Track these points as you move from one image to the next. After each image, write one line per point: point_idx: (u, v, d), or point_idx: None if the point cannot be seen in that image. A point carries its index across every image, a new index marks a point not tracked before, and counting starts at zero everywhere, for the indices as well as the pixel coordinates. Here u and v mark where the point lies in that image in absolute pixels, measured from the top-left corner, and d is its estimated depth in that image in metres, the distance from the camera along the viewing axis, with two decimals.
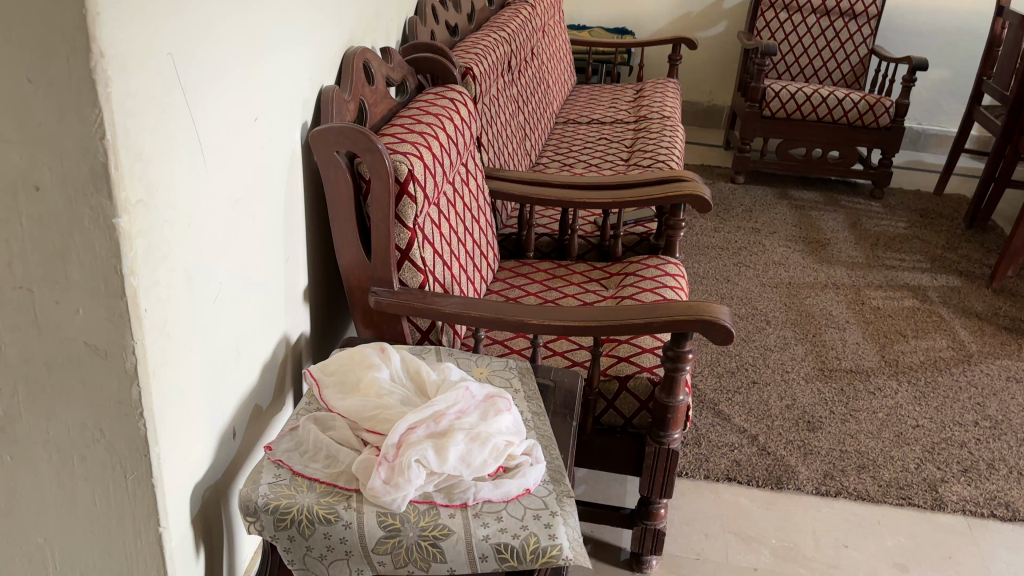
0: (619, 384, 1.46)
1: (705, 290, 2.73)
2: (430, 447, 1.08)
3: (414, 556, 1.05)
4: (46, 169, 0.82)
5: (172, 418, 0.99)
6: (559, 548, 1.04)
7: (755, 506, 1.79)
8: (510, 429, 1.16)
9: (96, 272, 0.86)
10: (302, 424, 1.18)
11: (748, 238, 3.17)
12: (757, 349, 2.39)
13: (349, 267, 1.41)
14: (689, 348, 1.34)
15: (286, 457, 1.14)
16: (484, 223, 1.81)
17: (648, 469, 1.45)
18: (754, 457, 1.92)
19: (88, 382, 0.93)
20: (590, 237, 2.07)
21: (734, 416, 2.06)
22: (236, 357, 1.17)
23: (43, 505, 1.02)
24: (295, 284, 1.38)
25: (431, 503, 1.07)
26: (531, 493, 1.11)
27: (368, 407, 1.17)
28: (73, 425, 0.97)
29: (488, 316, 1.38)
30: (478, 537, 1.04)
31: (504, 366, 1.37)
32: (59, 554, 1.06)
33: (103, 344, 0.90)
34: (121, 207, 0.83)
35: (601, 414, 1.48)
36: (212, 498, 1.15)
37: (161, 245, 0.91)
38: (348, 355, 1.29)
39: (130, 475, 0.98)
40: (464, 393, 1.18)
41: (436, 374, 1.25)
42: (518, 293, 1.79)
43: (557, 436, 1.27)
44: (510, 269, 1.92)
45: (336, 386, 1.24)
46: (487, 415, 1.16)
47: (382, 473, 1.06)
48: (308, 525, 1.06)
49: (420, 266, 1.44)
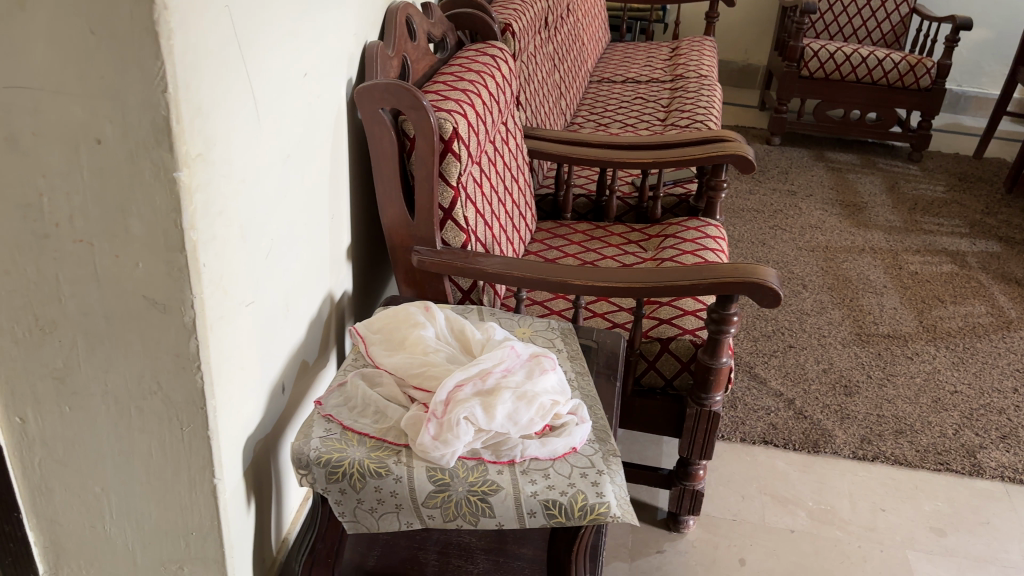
0: (661, 346, 1.45)
1: (740, 252, 2.71)
2: (478, 405, 1.10)
3: (463, 511, 1.06)
4: (107, 122, 0.82)
5: (229, 372, 1.01)
6: (607, 505, 1.05)
7: (792, 469, 1.79)
8: (556, 388, 1.17)
9: (157, 226, 0.87)
10: (349, 380, 1.20)
11: (784, 200, 3.13)
12: (794, 314, 2.37)
13: (392, 226, 1.41)
14: (734, 310, 1.33)
15: (336, 412, 1.15)
16: (524, 183, 1.80)
17: (689, 431, 1.46)
18: (790, 420, 1.92)
19: (147, 334, 0.94)
20: (628, 199, 2.05)
21: (770, 379, 2.06)
22: (285, 313, 1.18)
23: (101, 454, 1.04)
24: (339, 242, 1.38)
25: (479, 460, 1.09)
26: (577, 452, 1.12)
27: (414, 364, 1.18)
28: (130, 377, 0.98)
29: (531, 276, 1.37)
30: (526, 493, 1.05)
31: (546, 327, 1.37)
32: (116, 503, 1.08)
33: (163, 298, 0.91)
34: (182, 160, 0.84)
35: (641, 375, 1.48)
36: (262, 452, 1.18)
37: (217, 200, 0.92)
38: (393, 312, 1.30)
39: (187, 428, 1.00)
40: (509, 352, 1.19)
41: (480, 333, 1.26)
42: (557, 253, 1.78)
43: (601, 396, 1.27)
44: (547, 230, 1.91)
45: (382, 343, 1.25)
46: (533, 374, 1.17)
47: (431, 430, 1.08)
48: (360, 479, 1.07)
49: (463, 226, 1.44)
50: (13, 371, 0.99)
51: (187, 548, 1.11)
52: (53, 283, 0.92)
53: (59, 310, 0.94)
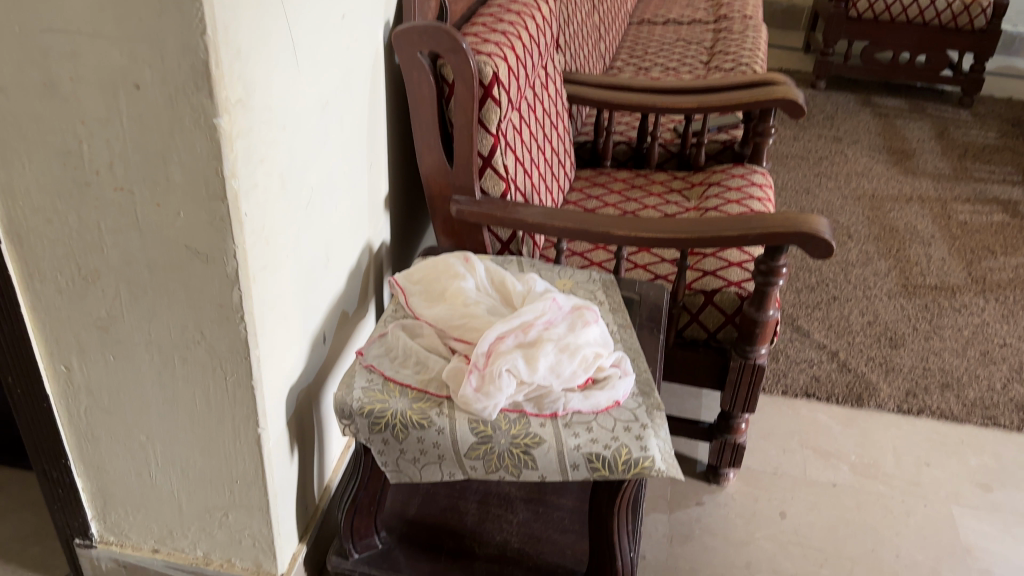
0: (705, 298, 1.41)
1: (783, 201, 2.64)
2: (520, 357, 1.09)
3: (505, 463, 1.06)
4: (146, 66, 0.80)
5: (273, 322, 1.01)
6: (651, 460, 1.03)
7: (834, 423, 1.76)
8: (598, 340, 1.16)
9: (198, 173, 0.85)
10: (390, 331, 1.19)
11: (829, 147, 3.05)
12: (838, 265, 2.31)
13: (430, 174, 1.38)
14: (783, 262, 1.29)
15: (377, 362, 1.14)
16: (563, 130, 1.76)
17: (732, 384, 1.44)
18: (834, 373, 1.88)
19: (189, 284, 0.94)
20: (670, 146, 1.99)
21: (813, 332, 2.02)
22: (326, 263, 1.17)
23: (146, 403, 1.05)
24: (377, 190, 1.36)
25: (521, 412, 1.08)
26: (620, 405, 1.10)
27: (455, 316, 1.17)
28: (173, 327, 0.98)
29: (572, 226, 1.34)
30: (569, 447, 1.04)
31: (587, 279, 1.34)
32: (161, 450, 1.10)
33: (205, 247, 0.90)
34: (221, 106, 0.82)
35: (683, 328, 1.45)
36: (304, 401, 1.18)
37: (258, 147, 0.90)
38: (433, 263, 1.29)
39: (230, 378, 1.00)
40: (550, 304, 1.18)
41: (521, 285, 1.24)
42: (597, 203, 1.74)
43: (644, 348, 1.24)
44: (586, 179, 1.87)
45: (423, 295, 1.24)
46: (575, 327, 1.16)
47: (473, 381, 1.07)
48: (402, 430, 1.07)
49: (502, 175, 1.40)
50: (59, 320, 1.00)
51: (232, 496, 1.12)
52: (95, 231, 0.92)
53: (102, 259, 0.94)
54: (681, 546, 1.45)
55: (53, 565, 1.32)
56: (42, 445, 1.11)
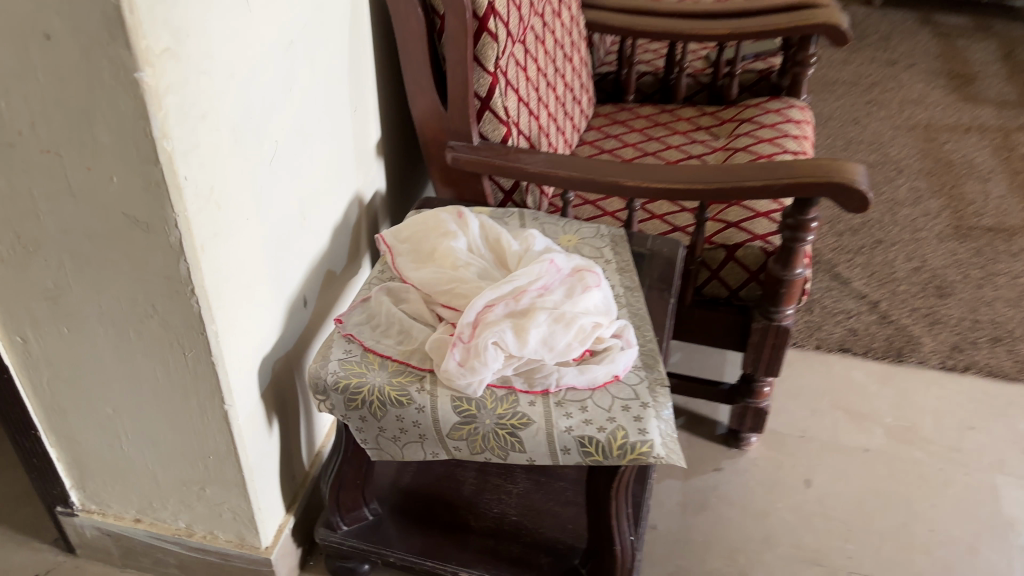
0: (726, 254, 1.28)
1: (828, 132, 2.45)
2: (509, 328, 0.99)
3: (491, 445, 0.97)
4: (53, 13, 0.69)
5: (234, 293, 0.92)
6: (650, 445, 0.94)
7: (870, 381, 1.64)
8: (599, 307, 1.05)
9: (127, 134, 0.75)
10: (374, 296, 1.10)
11: (882, 72, 2.81)
12: (885, 204, 2.14)
13: (423, 119, 1.26)
14: (813, 216, 1.15)
15: (357, 331, 1.05)
16: (578, 62, 1.61)
17: (754, 347, 1.32)
18: (873, 326, 1.75)
19: (133, 255, 0.85)
20: (700, 76, 1.81)
21: (853, 280, 1.87)
22: (301, 221, 1.07)
23: (107, 376, 0.98)
24: (364, 136, 1.25)
25: (509, 389, 0.98)
26: (620, 381, 1.00)
27: (442, 280, 1.07)
28: (123, 300, 0.90)
29: (578, 176, 1.22)
30: (560, 429, 0.95)
31: (595, 234, 1.23)
32: (130, 424, 1.03)
33: (145, 216, 0.81)
34: (143, 59, 0.71)
35: (702, 285, 1.33)
36: (284, 370, 1.10)
37: (198, 101, 0.79)
38: (423, 219, 1.18)
39: (189, 353, 0.92)
40: (547, 267, 1.07)
41: (518, 244, 1.13)
42: (615, 144, 1.60)
43: (653, 313, 1.13)
44: (605, 116, 1.73)
45: (410, 254, 1.14)
46: (573, 293, 1.05)
47: (456, 355, 0.97)
48: (380, 407, 0.98)
49: (502, 118, 1.26)
50: (7, 290, 0.93)
51: (206, 472, 1.06)
52: (29, 198, 0.83)
53: (40, 228, 0.85)
54: (695, 517, 1.36)
55: (43, 528, 1.30)
56: (9, 417, 1.06)
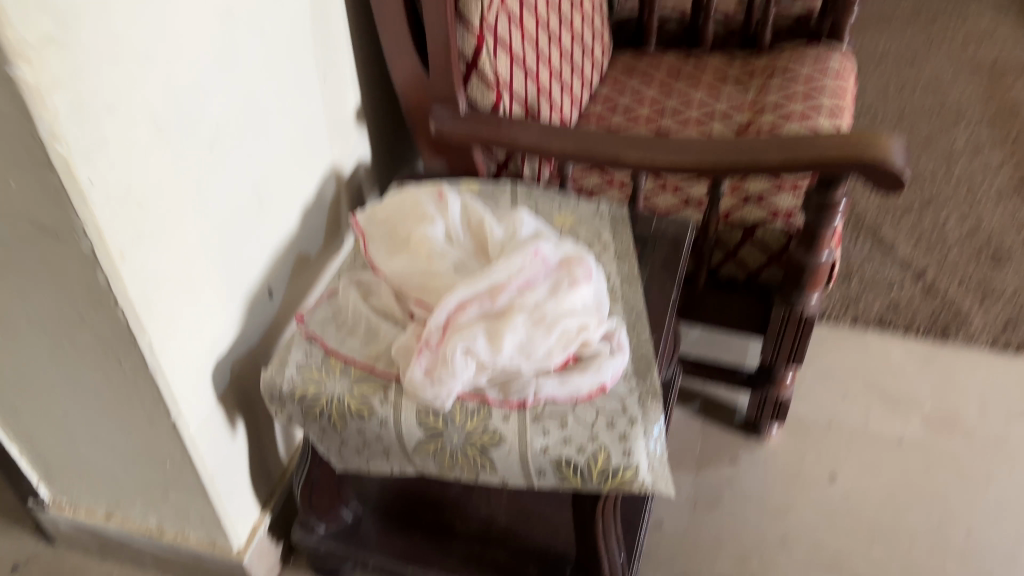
0: (743, 234, 1.15)
1: (881, 74, 2.24)
2: (482, 333, 0.88)
3: (460, 463, 0.88)
4: None
5: (170, 298, 0.83)
6: (635, 470, 0.83)
7: (910, 361, 1.49)
8: (588, 306, 0.94)
9: (15, 136, 0.65)
10: (342, 288, 1.00)
11: (946, 3, 2.55)
12: (939, 157, 1.94)
13: (405, 84, 1.14)
14: (842, 195, 1.01)
15: (320, 330, 0.96)
16: (590, 9, 1.45)
17: (774, 336, 1.19)
18: (916, 298, 1.59)
19: (49, 262, 0.76)
20: (732, 19, 1.60)
21: (899, 245, 1.71)
22: (257, 206, 0.97)
23: (51, 381, 0.91)
24: (339, 104, 1.14)
25: (482, 401, 0.88)
26: (607, 392, 0.88)
27: (415, 273, 0.97)
28: (50, 308, 0.81)
29: (575, 149, 1.08)
30: (535, 450, 0.85)
31: (592, 215, 1.11)
32: (83, 427, 0.97)
33: (52, 223, 0.71)
34: (16, 52, 0.60)
35: (717, 266, 1.20)
36: (248, 366, 1.02)
37: (102, 91, 0.68)
38: (400, 199, 1.07)
39: (125, 363, 0.84)
40: (531, 259, 0.95)
41: (502, 229, 1.02)
42: (631, 100, 1.45)
43: (650, 307, 1.01)
44: (623, 66, 1.56)
45: (384, 241, 1.03)
46: (559, 289, 0.93)
47: (423, 363, 0.88)
48: (340, 419, 0.90)
49: (493, 82, 1.13)
50: None
51: (166, 477, 0.99)
52: None
53: None
54: (706, 514, 1.26)
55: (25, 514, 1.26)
56: None
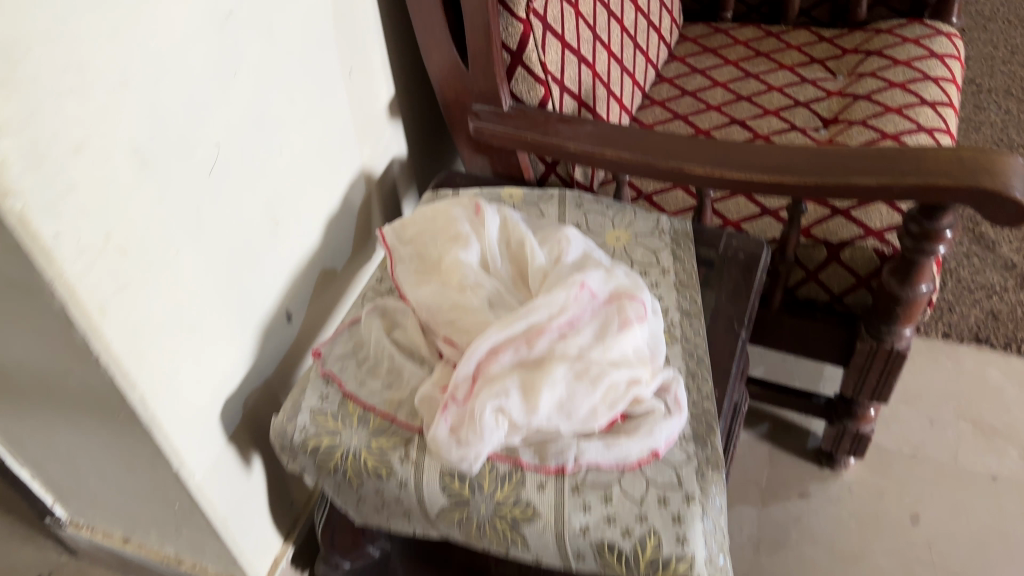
0: (827, 254, 1.00)
1: (989, 38, 2.00)
2: (516, 387, 0.77)
3: (488, 535, 0.78)
4: None
5: (165, 346, 0.74)
6: (689, 562, 0.72)
7: (1010, 383, 1.33)
8: (640, 353, 0.81)
9: None
10: (364, 317, 0.90)
11: None
12: None
13: (441, 77, 1.00)
14: (948, 223, 0.85)
15: (339, 368, 0.86)
16: None
17: (857, 369, 1.05)
18: (1020, 309, 1.41)
19: (23, 312, 0.67)
20: None
21: (1002, 245, 1.52)
22: (271, 227, 0.87)
23: (49, 417, 0.84)
24: (369, 100, 1.01)
25: (514, 463, 0.77)
26: (660, 459, 0.77)
27: (443, 306, 0.85)
28: (33, 352, 0.73)
29: (632, 158, 0.93)
30: (573, 529, 0.74)
31: (651, 230, 0.97)
32: (88, 461, 0.90)
33: (18, 277, 0.62)
34: None
35: (795, 286, 1.05)
36: (264, 398, 0.93)
37: (66, 130, 0.57)
38: (433, 213, 0.96)
39: (119, 413, 0.75)
40: (576, 294, 0.82)
41: (545, 254, 0.90)
42: (701, 82, 1.28)
43: (713, 354, 0.87)
44: (693, 41, 1.38)
45: (414, 263, 0.93)
46: (606, 333, 0.81)
47: (448, 419, 0.77)
48: (355, 476, 0.80)
49: (540, 75, 0.98)
50: None
51: (177, 517, 0.92)
52: None
53: None
54: (770, 556, 1.15)
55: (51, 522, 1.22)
56: None
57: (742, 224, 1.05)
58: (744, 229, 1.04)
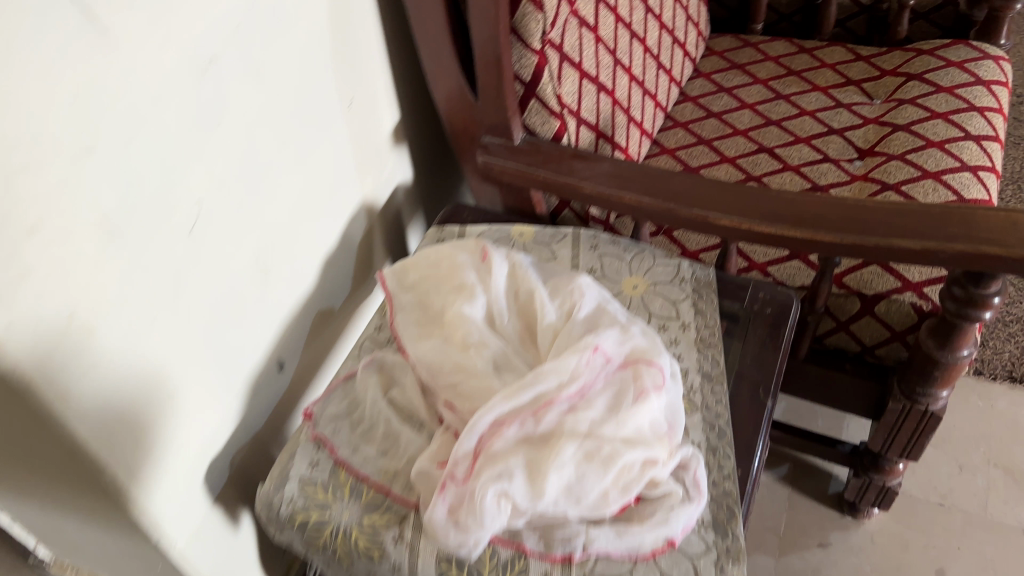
0: (861, 306, 0.93)
1: None
2: (521, 468, 0.71)
3: None
4: None
5: (141, 419, 0.68)
6: None
7: None
8: (656, 427, 0.75)
9: None
10: (360, 371, 0.84)
11: None
12: None
13: (448, 106, 0.94)
14: (998, 291, 0.78)
15: (332, 431, 0.80)
16: None
17: (887, 426, 0.98)
18: None
19: None
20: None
21: None
22: (261, 277, 0.80)
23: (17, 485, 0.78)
24: (372, 129, 0.95)
25: (518, 548, 0.71)
26: (675, 547, 0.71)
27: (445, 366, 0.79)
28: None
29: (652, 204, 0.86)
30: None
31: (670, 279, 0.90)
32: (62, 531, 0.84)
33: None
34: None
35: (824, 334, 0.98)
36: (253, 452, 0.88)
37: (19, 209, 0.51)
38: (436, 258, 0.89)
39: (91, 490, 0.69)
40: (588, 360, 0.76)
41: (556, 308, 0.83)
42: (727, 104, 1.21)
43: (736, 428, 0.80)
44: (719, 55, 1.32)
45: (415, 313, 0.86)
46: (620, 405, 0.74)
47: (447, 500, 0.71)
48: (345, 555, 0.74)
49: (554, 108, 0.91)
50: None
51: None
52: None
53: None
54: None
55: None
56: None
57: (768, 267, 0.98)
58: (770, 274, 0.98)
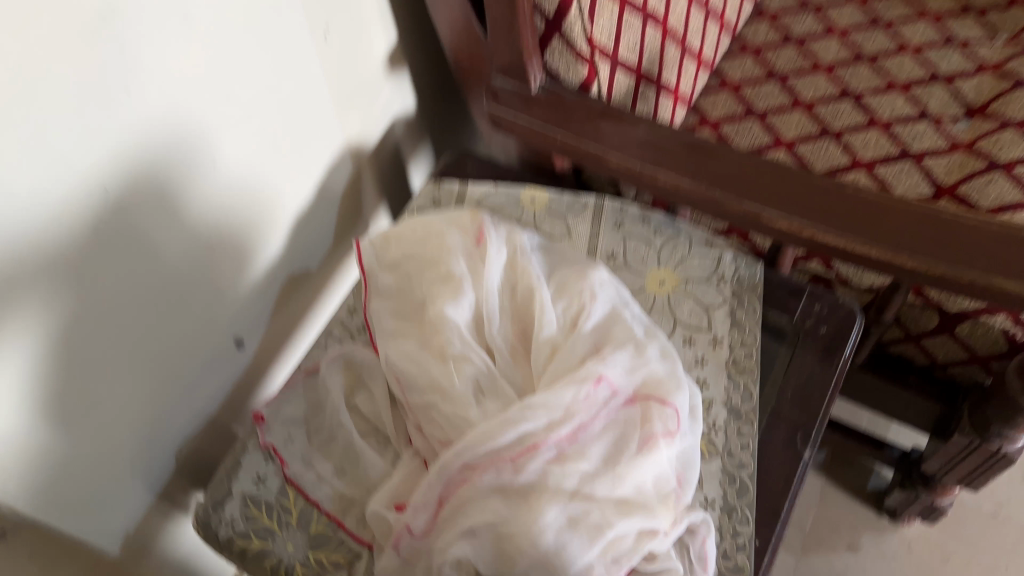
0: (938, 323, 0.76)
1: None
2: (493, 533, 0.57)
3: None
4: None
5: (56, 452, 0.56)
6: None
7: None
8: (661, 488, 0.61)
9: None
10: (326, 365, 0.72)
11: None
12: None
13: (452, 36, 0.75)
14: None
15: (286, 440, 0.69)
16: None
17: (947, 453, 0.84)
18: None
19: None
20: None
21: None
22: (207, 257, 0.67)
23: None
24: (360, 59, 0.77)
25: None
26: None
27: (417, 379, 0.66)
28: None
29: (691, 191, 0.69)
30: None
31: (704, 279, 0.75)
32: None
33: None
34: None
35: (888, 341, 0.83)
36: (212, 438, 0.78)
37: None
38: (422, 236, 0.74)
39: None
40: (588, 396, 0.62)
41: (559, 314, 0.68)
42: (809, 27, 1.00)
43: (760, 483, 0.66)
44: None
45: (392, 300, 0.73)
46: (619, 456, 0.61)
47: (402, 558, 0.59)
48: None
49: (582, 51, 0.72)
50: None
51: None
52: None
53: None
54: None
55: None
56: None
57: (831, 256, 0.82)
58: (833, 265, 0.82)
